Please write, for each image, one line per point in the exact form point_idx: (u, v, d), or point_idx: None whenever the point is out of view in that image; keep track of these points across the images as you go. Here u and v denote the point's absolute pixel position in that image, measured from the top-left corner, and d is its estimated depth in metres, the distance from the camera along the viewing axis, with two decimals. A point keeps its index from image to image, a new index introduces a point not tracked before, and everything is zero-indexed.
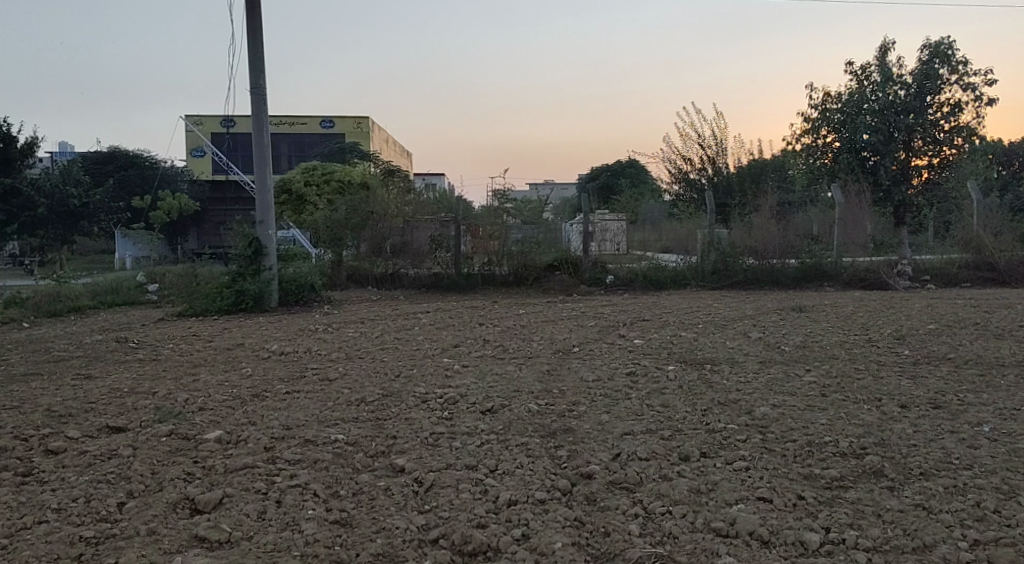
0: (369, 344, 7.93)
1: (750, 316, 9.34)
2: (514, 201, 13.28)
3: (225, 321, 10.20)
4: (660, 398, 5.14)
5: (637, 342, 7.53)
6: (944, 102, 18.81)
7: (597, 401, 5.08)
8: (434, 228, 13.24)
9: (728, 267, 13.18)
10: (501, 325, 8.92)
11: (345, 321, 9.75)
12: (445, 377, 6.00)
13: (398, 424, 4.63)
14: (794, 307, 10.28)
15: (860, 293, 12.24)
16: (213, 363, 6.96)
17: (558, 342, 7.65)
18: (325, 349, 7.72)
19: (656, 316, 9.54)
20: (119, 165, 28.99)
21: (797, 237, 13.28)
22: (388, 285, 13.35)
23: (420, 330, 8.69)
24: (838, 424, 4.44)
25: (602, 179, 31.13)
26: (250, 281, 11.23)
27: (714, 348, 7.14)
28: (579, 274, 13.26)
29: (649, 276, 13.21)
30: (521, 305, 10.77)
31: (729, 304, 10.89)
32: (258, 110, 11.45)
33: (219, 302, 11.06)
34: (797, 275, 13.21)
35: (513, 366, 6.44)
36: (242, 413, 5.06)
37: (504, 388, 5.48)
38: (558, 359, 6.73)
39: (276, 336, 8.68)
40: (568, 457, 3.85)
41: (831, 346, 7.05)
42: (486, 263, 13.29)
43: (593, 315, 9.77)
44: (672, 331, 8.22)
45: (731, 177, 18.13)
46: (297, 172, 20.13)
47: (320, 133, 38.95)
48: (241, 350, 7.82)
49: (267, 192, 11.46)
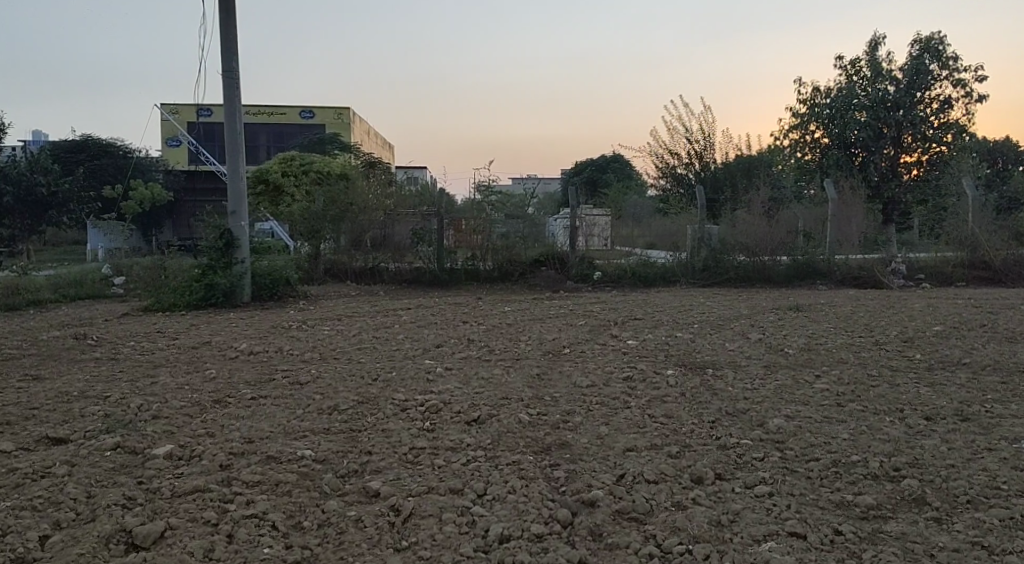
0: (346, 343, 7.43)
1: (746, 316, 8.91)
2: (497, 195, 12.71)
3: (194, 317, 9.68)
4: (662, 407, 4.70)
5: (631, 344, 7.07)
6: (934, 98, 18.48)
7: (594, 411, 4.62)
8: (415, 221, 12.74)
9: (719, 264, 12.78)
10: (486, 323, 8.43)
11: (321, 318, 9.25)
12: (426, 382, 5.52)
13: (374, 437, 4.15)
14: (790, 306, 9.88)
15: (855, 291, 11.88)
16: (175, 364, 6.45)
17: (547, 342, 7.19)
18: (297, 348, 7.21)
19: (649, 315, 9.09)
20: (92, 154, 28.22)
21: (789, 233, 12.92)
22: (368, 280, 12.87)
23: (400, 328, 8.19)
24: (863, 439, 4.02)
25: (586, 172, 30.66)
26: (222, 275, 10.69)
27: (713, 350, 6.70)
28: (566, 270, 12.82)
29: (639, 272, 12.78)
30: (506, 303, 10.30)
31: (722, 303, 10.46)
32: (231, 94, 10.90)
33: (188, 297, 10.52)
34: (789, 273, 12.85)
35: (500, 369, 5.99)
36: (200, 423, 4.56)
37: (491, 395, 5.02)
38: (548, 362, 6.27)
39: (246, 334, 8.17)
40: (566, 478, 3.40)
41: (838, 349, 6.64)
42: (469, 258, 12.82)
43: (583, 313, 9.31)
44: (667, 331, 7.78)
45: (720, 171, 17.71)
46: (274, 163, 19.48)
47: (300, 123, 38.38)
48: (207, 349, 7.30)
49: (240, 182, 10.92)
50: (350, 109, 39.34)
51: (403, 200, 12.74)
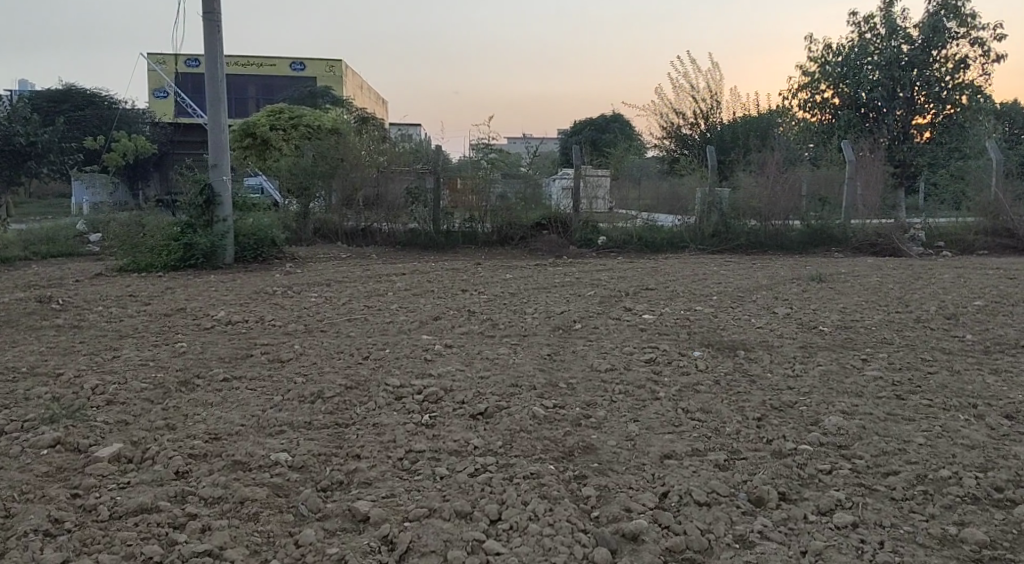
0: (334, 313, 6.78)
1: (766, 287, 8.28)
2: (495, 153, 11.95)
3: (172, 279, 9.00)
4: (697, 400, 4.07)
5: (647, 319, 6.43)
6: (950, 57, 17.68)
7: (618, 404, 3.99)
8: (410, 179, 12.01)
9: (729, 230, 12.13)
10: (487, 292, 7.77)
11: (308, 283, 8.58)
12: (424, 364, 4.88)
13: (364, 435, 3.51)
14: (811, 275, 9.26)
15: (875, 260, 11.24)
16: (143, 336, 5.80)
17: (555, 316, 6.54)
18: (281, 318, 6.54)
19: (661, 284, 8.45)
20: (75, 104, 27.22)
21: (805, 197, 12.27)
22: (360, 242, 12.19)
23: (393, 297, 7.52)
24: (942, 444, 3.41)
25: (585, 131, 29.79)
26: (203, 235, 9.98)
27: (740, 328, 6.07)
28: (569, 234, 12.09)
29: (645, 238, 12.12)
30: (506, 269, 9.65)
31: (736, 272, 9.81)
32: (212, 39, 10.11)
33: (166, 257, 9.81)
34: (803, 239, 12.22)
35: (504, 348, 5.35)
36: (161, 412, 3.90)
37: (498, 382, 4.38)
38: (559, 340, 5.63)
39: (226, 300, 7.50)
40: (598, 500, 2.78)
41: (877, 327, 6.01)
42: (467, 220, 12.13)
43: (590, 281, 8.67)
44: (684, 304, 7.15)
45: (728, 131, 16.95)
46: (261, 115, 18.62)
47: (290, 77, 37.38)
48: (181, 317, 6.63)
49: (223, 135, 10.17)
50: (342, 62, 38.30)
51: (396, 156, 11.95)
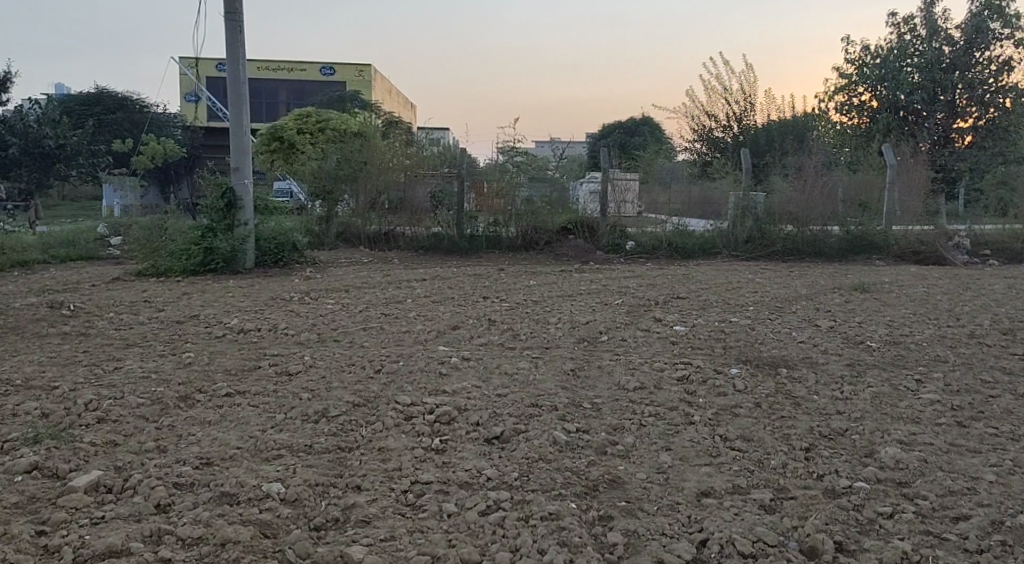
0: (350, 321, 6.50)
1: (804, 298, 7.86)
2: (522, 156, 11.63)
3: (190, 284, 8.79)
4: (736, 425, 3.70)
5: (679, 331, 6.06)
6: (993, 59, 17.08)
7: (649, 429, 3.63)
8: (434, 182, 11.71)
9: (763, 236, 11.70)
10: (510, 300, 7.43)
11: (326, 288, 8.31)
12: (439, 379, 4.55)
13: (367, 462, 3.18)
14: (852, 285, 8.81)
15: (918, 269, 10.74)
16: (150, 345, 5.55)
17: (581, 326, 6.20)
18: (294, 327, 6.26)
19: (693, 293, 8.06)
20: (106, 107, 27.36)
21: (844, 202, 11.80)
22: (382, 247, 11.92)
23: (413, 304, 7.21)
24: (1019, 482, 3.02)
25: (615, 135, 29.38)
26: (222, 238, 9.76)
27: (779, 343, 5.68)
28: (595, 239, 11.79)
29: (675, 244, 11.70)
30: (531, 275, 9.32)
31: (772, 280, 9.38)
32: (233, 40, 9.90)
33: (185, 261, 9.60)
34: (840, 246, 11.76)
35: (526, 361, 5.01)
36: (152, 432, 3.61)
37: (518, 402, 4.03)
38: (585, 354, 5.28)
39: (241, 306, 7.24)
40: (627, 549, 2.52)
41: (928, 343, 5.60)
42: (492, 224, 11.79)
43: (619, 289, 8.30)
44: (718, 315, 6.77)
45: (763, 133, 16.47)
46: (288, 118, 18.46)
47: (320, 81, 37.45)
48: (192, 324, 6.39)
49: (244, 137, 9.95)
50: (372, 66, 38.27)
51: (422, 161, 11.68)
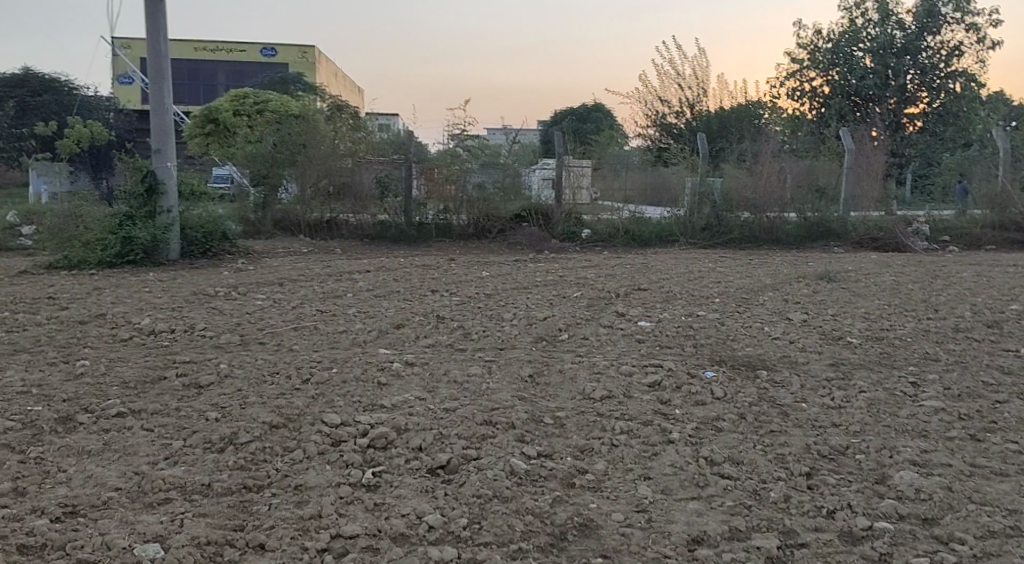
0: (279, 319, 5.83)
1: (771, 288, 7.40)
2: (473, 140, 10.93)
3: (105, 278, 7.97)
4: (722, 444, 3.15)
5: (644, 328, 5.52)
6: (944, 44, 16.92)
7: (622, 452, 3.07)
8: (380, 166, 10.99)
9: (722, 223, 11.27)
10: (461, 294, 6.81)
11: (258, 282, 7.59)
12: (376, 392, 3.92)
13: (277, 509, 2.59)
14: (820, 274, 8.38)
15: (880, 256, 10.42)
16: (41, 352, 4.82)
17: (538, 323, 5.61)
18: (214, 327, 5.59)
19: (655, 284, 7.53)
20: (32, 89, 25.91)
21: (803, 186, 11.40)
22: (324, 235, 11.20)
23: (352, 299, 6.55)
24: None
25: (565, 121, 28.82)
26: (142, 227, 8.96)
27: (755, 339, 5.18)
28: (550, 227, 11.20)
29: (631, 232, 11.21)
30: (482, 265, 8.72)
31: (734, 269, 8.92)
32: (154, 10, 9.05)
33: (101, 252, 8.79)
34: (799, 233, 11.41)
35: (477, 367, 4.42)
36: (12, 468, 2.92)
37: (466, 419, 3.43)
38: (543, 357, 4.70)
39: (158, 303, 6.50)
40: None
41: (914, 339, 5.14)
42: (441, 211, 11.16)
43: (576, 280, 7.74)
44: (683, 309, 6.25)
45: (715, 119, 16.08)
46: (224, 100, 17.55)
47: (261, 63, 36.16)
48: (97, 326, 5.65)
49: (167, 116, 9.13)
50: (315, 48, 36.82)
51: (373, 146, 11.05)
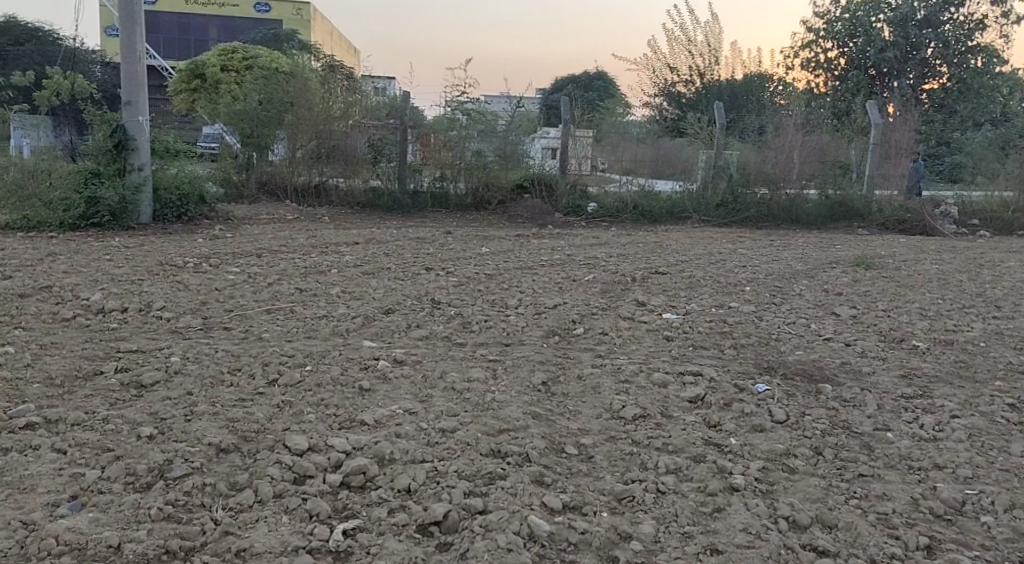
0: (251, 298, 5.07)
1: (804, 276, 6.63)
2: (472, 105, 10.13)
3: (66, 242, 7.17)
4: (801, 495, 2.44)
5: (671, 322, 4.77)
6: (968, 16, 16.00)
7: (676, 502, 2.36)
8: (373, 130, 10.16)
9: (739, 200, 10.48)
10: (458, 273, 6.03)
11: (234, 252, 6.81)
12: (356, 402, 3.17)
13: None
14: (855, 260, 7.61)
15: (907, 239, 9.69)
16: None
17: (548, 313, 4.86)
18: (173, 306, 4.84)
19: (675, 268, 6.77)
20: (14, 38, 24.80)
21: (827, 163, 10.59)
22: (311, 201, 10.35)
23: (337, 276, 5.78)
24: None
25: (568, 87, 27.80)
26: (110, 186, 8.17)
27: (802, 340, 4.43)
28: (554, 200, 10.39)
29: (641, 207, 10.37)
30: (482, 240, 7.96)
31: (757, 251, 8.18)
32: None
33: (63, 213, 7.97)
34: (820, 213, 10.57)
35: (480, 370, 3.66)
36: None
37: (469, 448, 2.69)
38: (559, 357, 3.95)
39: (116, 275, 5.73)
40: None
41: (990, 345, 4.40)
42: (437, 179, 10.35)
43: (585, 260, 6.97)
44: (711, 299, 5.50)
45: (729, 89, 15.19)
46: (211, 55, 16.59)
47: (254, 19, 34.97)
48: (38, 301, 4.88)
49: (139, 66, 8.28)
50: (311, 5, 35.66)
51: (368, 110, 10.22)
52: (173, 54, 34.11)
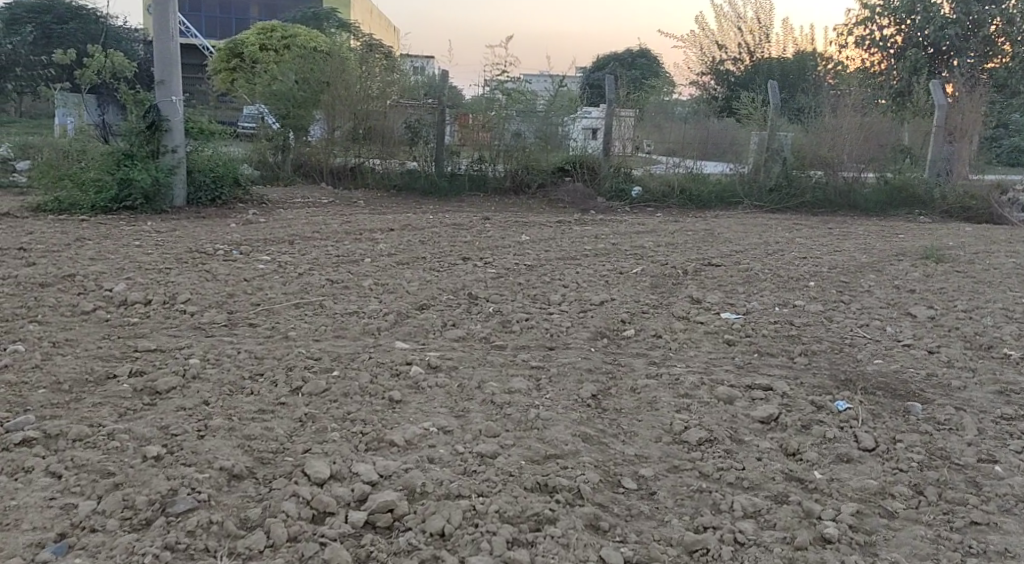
0: (279, 290, 4.77)
1: (870, 269, 6.16)
2: (512, 84, 9.74)
3: (96, 227, 6.96)
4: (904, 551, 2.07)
5: (731, 323, 4.37)
6: None
7: None
8: (411, 110, 9.79)
9: (793, 184, 10.00)
10: (498, 264, 5.68)
11: (266, 238, 6.52)
12: (386, 418, 2.85)
13: None
14: (923, 252, 7.08)
15: (975, 228, 9.11)
16: None
17: (595, 311, 4.49)
18: (198, 299, 4.55)
19: (730, 260, 6.33)
20: (57, 17, 24.81)
21: (887, 146, 10.01)
22: (347, 184, 10.08)
23: (371, 267, 5.46)
24: None
25: (609, 65, 27.10)
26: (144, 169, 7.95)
27: (879, 346, 4.02)
28: (595, 183, 9.97)
29: (687, 190, 9.92)
30: (523, 227, 7.59)
31: (815, 241, 7.69)
32: None
33: (94, 196, 7.81)
34: (879, 199, 10.00)
35: (522, 379, 3.31)
36: None
37: (512, 480, 2.35)
38: (610, 364, 3.59)
39: (142, 263, 5.47)
40: None
41: None
42: (476, 160, 10.00)
43: (632, 250, 6.55)
44: (772, 296, 5.08)
45: (779, 67, 14.56)
46: (250, 33, 16.44)
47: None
48: (59, 292, 4.63)
49: (172, 44, 8.03)
50: None
51: (406, 90, 9.82)
52: (214, 33, 34.08)
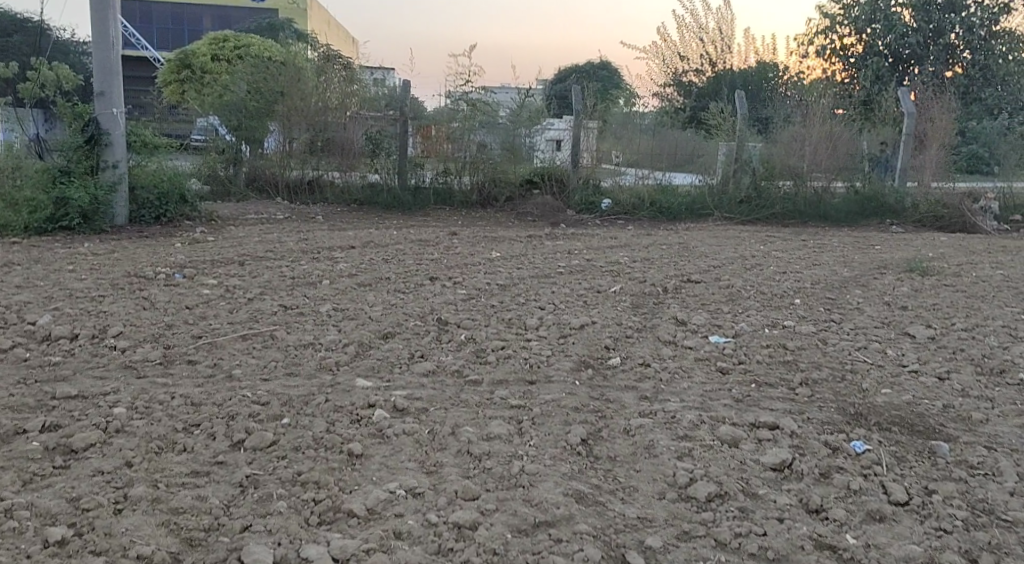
0: (224, 320, 4.31)
1: (856, 284, 5.87)
2: (477, 94, 9.42)
3: (29, 250, 6.43)
4: None
5: (722, 347, 4.02)
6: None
7: None
8: (371, 121, 9.38)
9: (762, 197, 9.68)
10: (467, 284, 5.27)
11: (214, 260, 6.05)
12: (343, 478, 2.43)
13: None
14: (906, 264, 6.83)
15: (950, 238, 8.94)
16: None
17: (575, 337, 4.10)
18: (132, 331, 4.08)
19: (710, 276, 6.00)
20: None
21: (858, 155, 9.82)
22: (304, 199, 9.58)
23: (328, 290, 5.02)
24: None
25: (570, 74, 26.74)
26: (82, 186, 7.40)
27: (885, 372, 3.69)
28: (566, 196, 9.65)
29: (658, 202, 9.53)
30: (491, 243, 7.20)
31: (793, 254, 7.43)
32: None
33: (27, 216, 7.21)
34: (852, 209, 9.79)
35: (501, 422, 2.90)
36: None
37: None
38: (598, 400, 3.20)
39: (75, 290, 4.97)
40: None
41: None
42: (441, 173, 9.58)
43: (608, 267, 6.19)
44: (760, 315, 4.74)
45: (743, 76, 14.33)
46: (201, 43, 15.83)
47: (249, 9, 34.02)
48: None
49: (112, 53, 7.49)
50: None
51: (366, 100, 9.39)
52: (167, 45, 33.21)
